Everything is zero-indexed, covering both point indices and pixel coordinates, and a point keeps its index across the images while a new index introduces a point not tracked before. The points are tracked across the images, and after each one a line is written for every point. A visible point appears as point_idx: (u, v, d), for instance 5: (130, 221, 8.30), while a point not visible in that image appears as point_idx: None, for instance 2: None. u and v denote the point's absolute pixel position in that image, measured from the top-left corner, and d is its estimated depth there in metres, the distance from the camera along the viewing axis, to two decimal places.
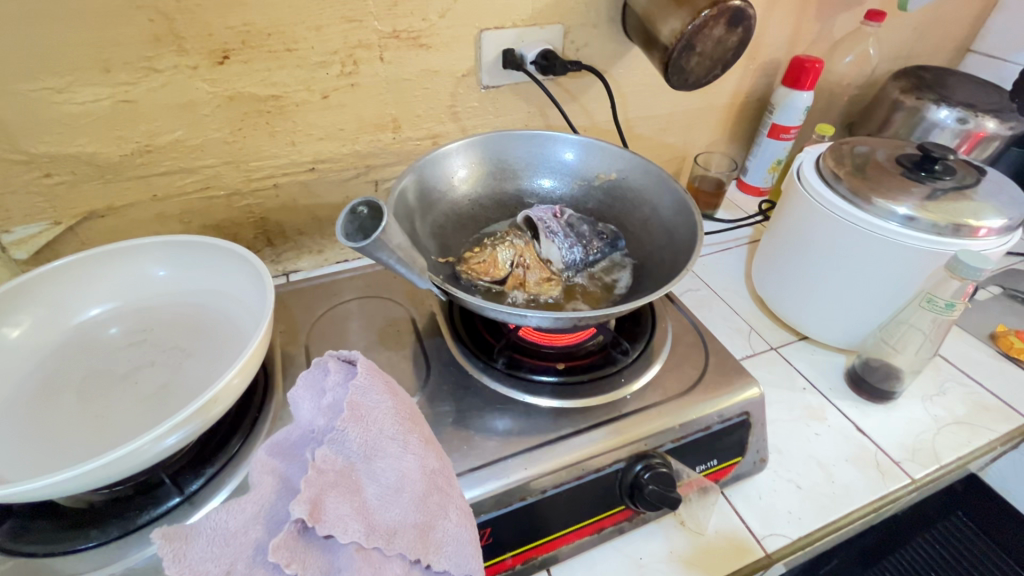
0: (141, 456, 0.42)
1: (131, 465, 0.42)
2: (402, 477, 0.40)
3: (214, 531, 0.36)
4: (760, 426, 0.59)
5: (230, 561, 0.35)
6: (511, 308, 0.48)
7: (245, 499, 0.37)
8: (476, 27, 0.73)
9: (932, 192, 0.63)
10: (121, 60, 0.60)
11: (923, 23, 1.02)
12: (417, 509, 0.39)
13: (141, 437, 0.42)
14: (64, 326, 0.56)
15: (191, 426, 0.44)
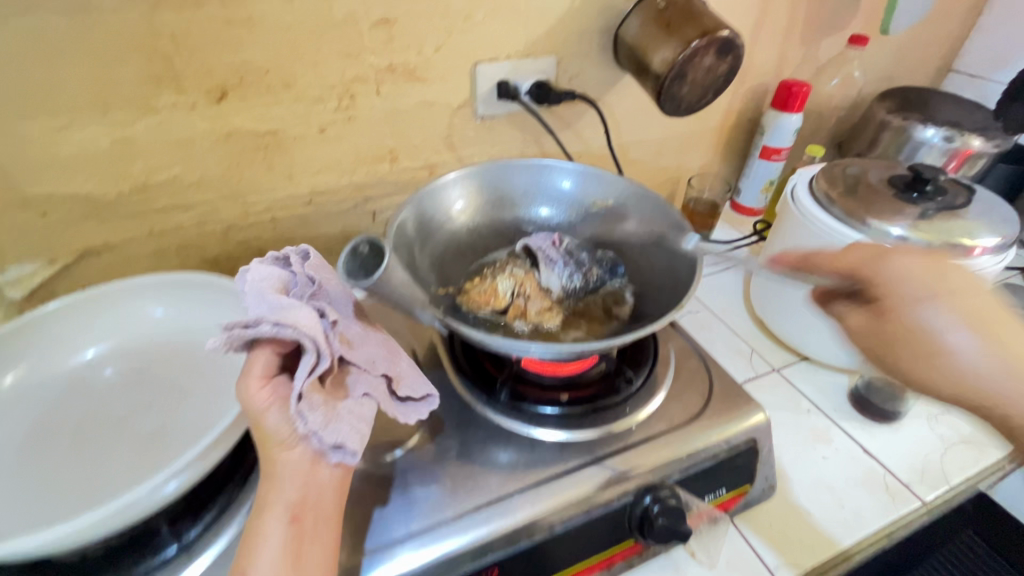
0: (142, 503, 0.41)
1: (129, 516, 0.41)
2: (365, 327, 0.53)
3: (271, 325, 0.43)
4: (767, 452, 0.58)
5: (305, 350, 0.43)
6: (512, 341, 0.48)
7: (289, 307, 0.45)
8: (470, 60, 0.74)
9: (925, 213, 0.65)
10: (120, 99, 0.60)
11: (904, 46, 1.05)
12: (382, 350, 0.52)
13: (139, 486, 0.41)
14: (58, 369, 0.55)
15: (191, 473, 0.44)
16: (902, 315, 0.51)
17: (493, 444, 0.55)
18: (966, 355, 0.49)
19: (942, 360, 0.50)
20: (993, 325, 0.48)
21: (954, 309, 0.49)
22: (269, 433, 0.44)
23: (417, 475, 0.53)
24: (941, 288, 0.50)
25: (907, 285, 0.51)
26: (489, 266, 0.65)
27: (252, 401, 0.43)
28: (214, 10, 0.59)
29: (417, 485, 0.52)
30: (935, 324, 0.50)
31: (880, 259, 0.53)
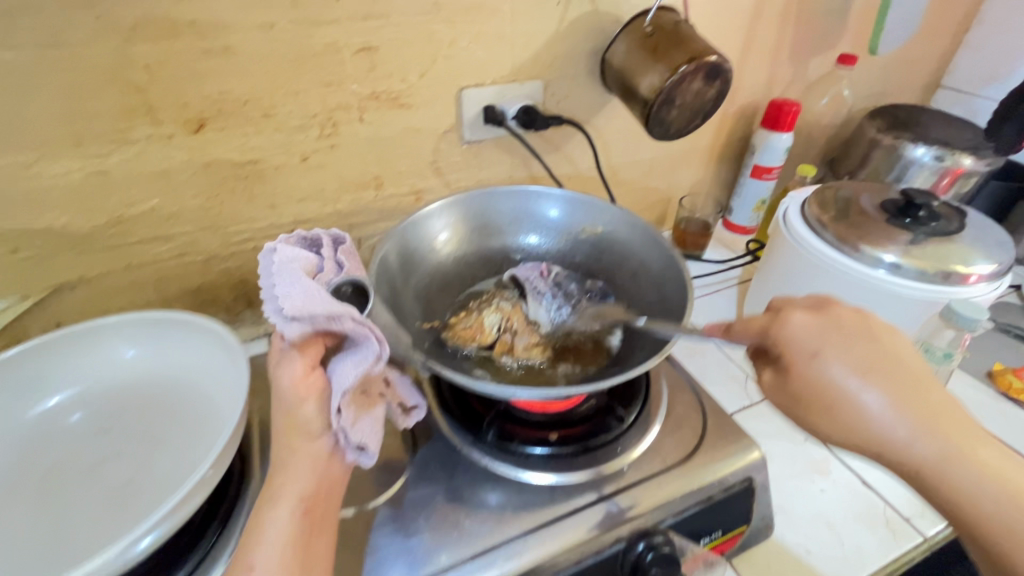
0: (111, 567, 0.39)
1: None
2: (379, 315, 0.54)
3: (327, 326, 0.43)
4: (764, 489, 0.57)
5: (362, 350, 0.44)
6: (497, 387, 0.47)
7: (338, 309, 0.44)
8: (455, 86, 0.73)
9: (917, 239, 0.64)
10: (93, 132, 0.59)
11: (893, 63, 1.04)
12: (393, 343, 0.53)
13: (108, 548, 0.40)
14: (23, 417, 0.53)
15: (164, 528, 0.42)
16: (801, 371, 0.43)
17: (482, 486, 0.54)
18: (881, 416, 0.40)
19: (835, 417, 0.42)
20: (907, 381, 0.40)
21: (842, 363, 0.41)
22: (301, 421, 0.45)
23: (402, 522, 0.51)
24: (852, 336, 0.42)
25: (799, 339, 0.43)
26: (476, 300, 0.64)
27: (294, 384, 0.44)
28: (190, 41, 0.57)
29: (403, 534, 0.50)
30: (831, 379, 0.41)
31: (777, 317, 0.45)
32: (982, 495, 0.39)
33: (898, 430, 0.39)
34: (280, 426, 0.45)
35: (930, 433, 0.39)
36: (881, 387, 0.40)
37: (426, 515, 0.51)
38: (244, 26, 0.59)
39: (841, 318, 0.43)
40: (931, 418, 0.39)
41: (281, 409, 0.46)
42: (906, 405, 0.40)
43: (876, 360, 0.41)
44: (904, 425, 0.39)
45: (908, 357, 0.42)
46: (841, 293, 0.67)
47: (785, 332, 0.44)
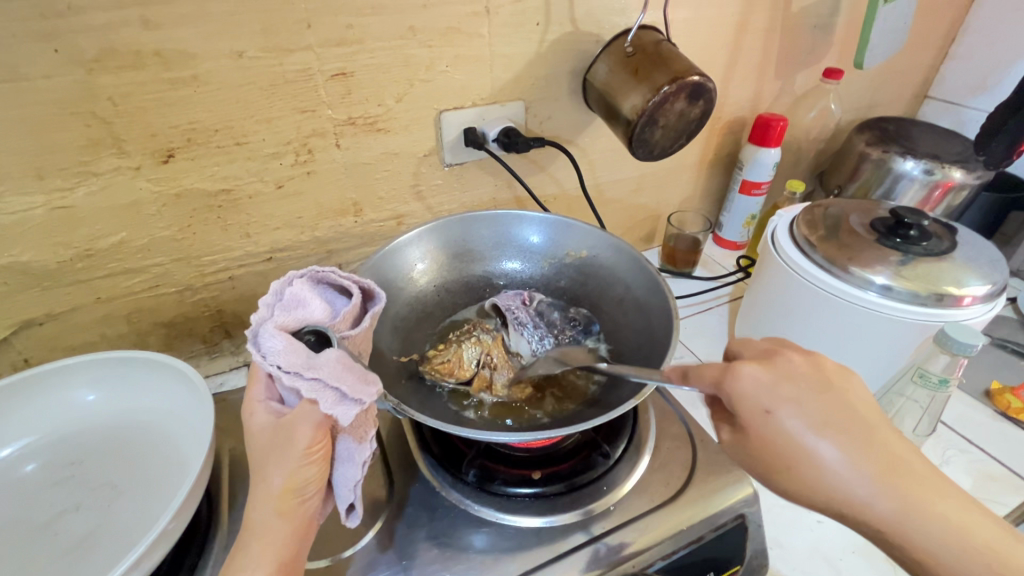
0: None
1: None
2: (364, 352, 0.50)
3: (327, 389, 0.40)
4: (756, 524, 0.55)
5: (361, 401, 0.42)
6: (477, 431, 0.46)
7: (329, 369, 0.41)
8: (434, 109, 0.72)
9: (909, 259, 0.62)
10: (56, 165, 0.57)
11: (880, 76, 1.04)
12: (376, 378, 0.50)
13: None
14: None
15: None
16: (758, 428, 0.41)
17: (463, 530, 0.51)
18: (838, 472, 0.39)
19: (795, 475, 0.40)
20: (862, 433, 0.39)
21: (797, 417, 0.40)
22: (300, 484, 0.41)
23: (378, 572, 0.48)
24: (806, 387, 0.41)
25: (753, 396, 0.40)
26: (456, 331, 0.63)
27: (302, 450, 0.41)
28: (156, 71, 0.56)
29: None
30: (788, 435, 0.40)
31: (726, 370, 0.42)
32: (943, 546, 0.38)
33: (857, 486, 0.38)
34: (274, 485, 0.41)
35: (888, 486, 0.38)
36: (836, 441, 0.39)
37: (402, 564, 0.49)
38: (212, 54, 0.57)
39: (792, 369, 0.41)
40: (887, 471, 0.38)
41: (277, 468, 0.41)
42: (859, 458, 0.39)
43: (831, 412, 0.40)
44: (861, 479, 0.38)
45: (859, 406, 0.41)
46: (830, 315, 0.65)
47: (738, 388, 0.41)
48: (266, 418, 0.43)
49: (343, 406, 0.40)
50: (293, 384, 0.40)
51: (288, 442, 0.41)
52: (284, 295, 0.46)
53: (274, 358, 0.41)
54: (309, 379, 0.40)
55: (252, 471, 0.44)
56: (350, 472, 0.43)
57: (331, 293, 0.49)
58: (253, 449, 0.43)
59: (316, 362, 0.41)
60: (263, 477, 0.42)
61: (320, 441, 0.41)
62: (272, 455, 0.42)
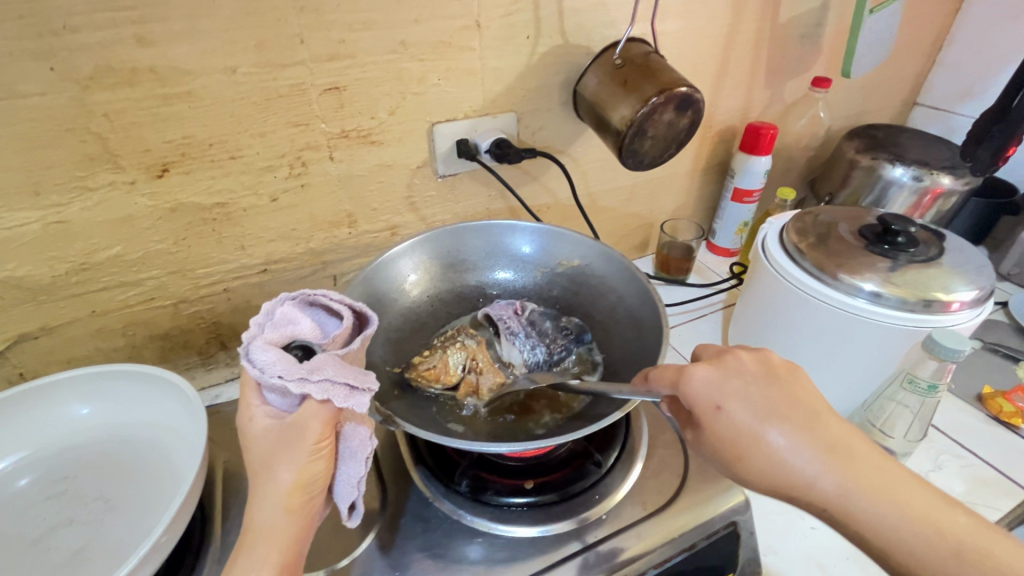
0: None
1: None
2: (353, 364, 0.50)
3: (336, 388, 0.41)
4: (749, 531, 0.55)
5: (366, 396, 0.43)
6: (467, 443, 0.46)
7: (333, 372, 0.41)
8: (427, 121, 0.72)
9: (895, 266, 0.64)
10: (52, 181, 0.57)
11: (868, 84, 1.05)
12: None
13: None
14: None
15: None
16: (715, 424, 0.44)
17: (455, 541, 0.51)
18: (788, 456, 0.41)
19: (748, 464, 0.43)
20: (807, 419, 0.42)
21: (745, 410, 0.43)
22: (308, 480, 0.42)
23: None
24: (750, 383, 0.44)
25: (703, 395, 0.44)
26: (440, 337, 0.63)
27: (312, 445, 0.42)
28: (151, 88, 0.57)
29: None
30: (739, 429, 0.43)
31: (679, 373, 0.46)
32: (897, 528, 0.39)
33: (808, 469, 0.41)
34: (282, 482, 0.42)
35: (838, 466, 0.40)
36: (781, 428, 0.42)
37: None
38: (206, 71, 0.58)
39: (738, 367, 0.45)
40: (834, 452, 0.41)
41: (287, 465, 0.42)
42: (805, 442, 0.41)
43: (777, 402, 0.43)
44: (811, 462, 0.41)
45: (805, 395, 0.44)
46: (818, 321, 0.66)
47: (690, 389, 0.45)
48: (268, 421, 0.43)
49: (357, 397, 0.42)
50: (300, 390, 0.40)
51: (298, 438, 0.42)
52: (275, 314, 0.45)
53: (276, 369, 0.41)
54: (316, 381, 0.40)
55: (253, 473, 0.44)
56: (353, 468, 0.45)
57: (320, 309, 0.49)
58: (255, 450, 0.43)
59: (320, 364, 0.41)
60: (269, 476, 0.42)
61: (327, 435, 0.42)
62: (280, 452, 0.42)
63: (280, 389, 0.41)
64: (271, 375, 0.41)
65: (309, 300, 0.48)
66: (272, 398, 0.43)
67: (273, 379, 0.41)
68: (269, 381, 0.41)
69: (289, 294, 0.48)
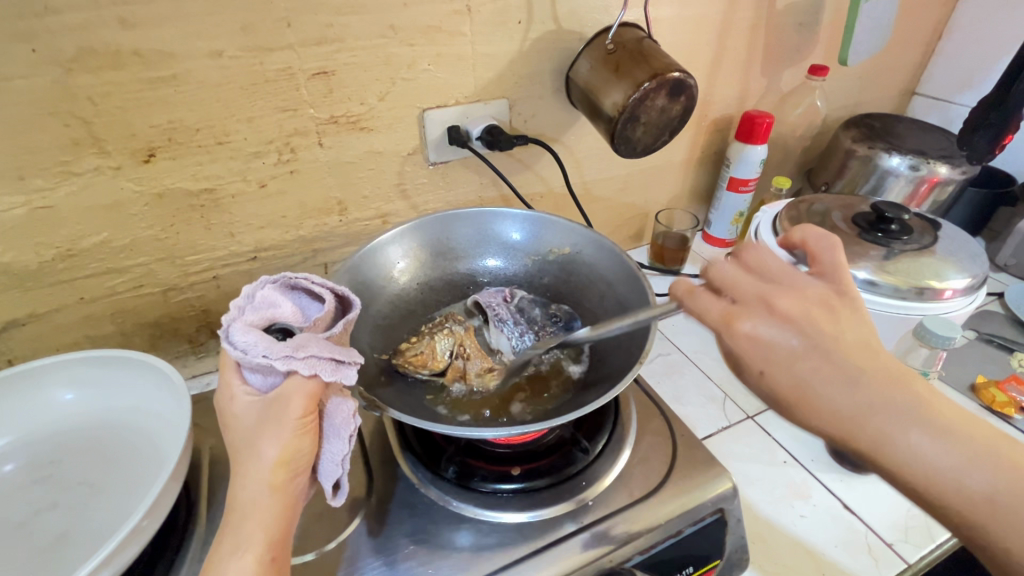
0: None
1: None
2: None
3: (322, 365, 0.42)
4: (737, 519, 0.55)
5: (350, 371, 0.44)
6: (450, 428, 0.46)
7: (318, 350, 0.42)
8: (417, 108, 0.72)
9: (888, 254, 0.63)
10: (36, 166, 0.57)
11: (866, 73, 1.04)
12: None
13: None
14: None
15: None
16: (771, 374, 0.42)
17: (440, 528, 0.51)
18: (848, 407, 0.40)
19: (809, 419, 0.41)
20: (862, 367, 0.40)
21: (802, 359, 0.42)
22: (293, 457, 0.42)
23: (355, 570, 0.48)
24: (803, 330, 0.42)
25: (749, 356, 0.43)
26: (428, 324, 0.64)
27: (296, 419, 0.41)
28: (136, 71, 0.56)
29: None
30: (796, 379, 0.42)
31: (726, 325, 0.44)
32: (962, 472, 0.38)
33: (868, 413, 0.39)
34: (266, 459, 0.41)
35: (894, 409, 0.39)
36: (840, 374, 0.40)
37: (379, 562, 0.48)
38: (191, 54, 0.57)
39: (790, 313, 0.43)
40: (891, 395, 0.40)
41: (271, 440, 0.41)
42: (868, 388, 0.40)
43: (833, 346, 0.41)
44: (875, 407, 0.40)
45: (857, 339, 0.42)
46: None
47: (737, 348, 0.43)
48: (251, 399, 0.43)
49: (343, 371, 0.43)
50: (287, 366, 0.41)
51: (280, 413, 0.41)
52: (256, 298, 0.46)
53: (261, 348, 0.41)
54: (303, 357, 0.41)
55: (237, 452, 0.43)
56: (338, 445, 0.44)
57: (303, 293, 0.49)
58: (239, 428, 0.43)
59: (304, 342, 0.42)
60: (252, 454, 0.41)
61: (312, 410, 0.42)
62: (264, 429, 0.42)
63: (263, 369, 0.42)
64: (256, 354, 0.41)
65: (290, 284, 0.48)
66: (252, 378, 0.43)
67: (259, 357, 0.41)
68: (254, 360, 0.41)
69: (269, 279, 0.48)
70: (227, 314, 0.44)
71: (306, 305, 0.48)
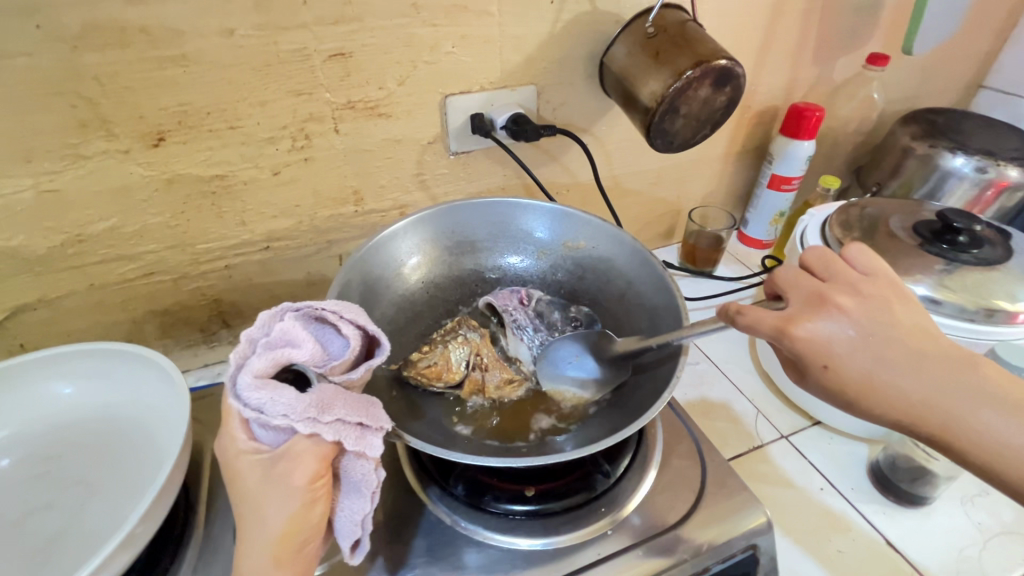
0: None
1: None
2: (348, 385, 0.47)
3: (345, 432, 0.38)
4: (770, 556, 0.51)
5: (375, 433, 0.40)
6: (465, 455, 0.43)
7: (341, 416, 0.38)
8: (439, 93, 0.67)
9: (953, 269, 0.57)
10: (43, 148, 0.54)
11: (930, 63, 0.95)
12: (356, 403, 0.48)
13: None
14: None
15: None
16: (829, 372, 0.40)
17: (448, 548, 0.48)
18: (900, 387, 0.40)
19: (867, 407, 0.40)
20: (916, 351, 0.40)
21: (862, 355, 0.40)
22: (301, 527, 0.38)
23: None
24: (859, 328, 0.40)
25: (811, 352, 0.41)
26: (438, 330, 0.62)
27: (304, 487, 0.38)
28: (143, 49, 0.53)
29: None
30: (860, 375, 0.40)
31: (784, 329, 0.41)
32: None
33: (923, 393, 0.39)
34: (272, 530, 0.38)
35: (947, 385, 0.39)
36: (901, 367, 0.39)
37: None
38: (201, 32, 0.54)
39: (844, 309, 0.41)
40: (943, 372, 0.39)
41: (277, 510, 0.38)
42: (929, 375, 0.39)
43: (893, 340, 0.40)
44: (938, 395, 0.39)
45: (912, 328, 0.41)
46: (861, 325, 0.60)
47: (796, 347, 0.41)
48: (256, 458, 0.39)
49: (368, 439, 0.40)
50: (311, 431, 0.37)
51: (286, 483, 0.38)
52: (273, 332, 0.42)
53: (281, 406, 0.38)
54: (328, 422, 0.38)
55: (242, 515, 0.40)
56: (359, 504, 0.40)
57: (326, 325, 0.46)
58: (242, 488, 0.39)
59: (330, 402, 0.39)
60: (258, 520, 0.39)
61: (322, 474, 0.38)
62: (270, 494, 0.38)
63: (278, 426, 0.38)
64: (274, 413, 0.38)
65: (315, 314, 0.45)
66: (262, 433, 0.39)
67: (277, 417, 0.38)
68: (272, 420, 0.38)
69: (292, 307, 0.45)
70: (238, 350, 0.40)
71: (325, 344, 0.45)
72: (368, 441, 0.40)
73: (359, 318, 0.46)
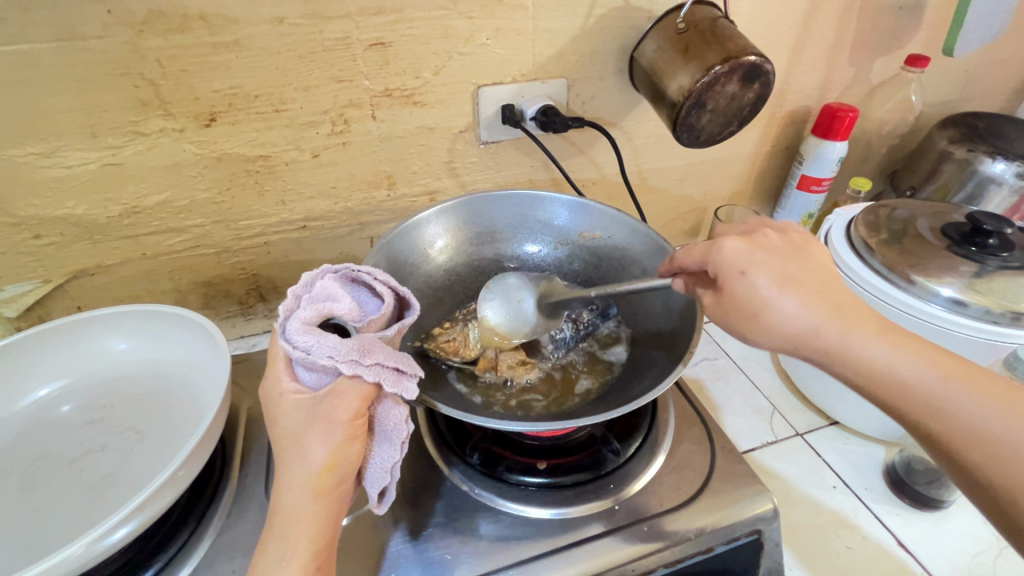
0: (84, 558, 0.40)
1: (72, 568, 0.40)
2: None
3: (379, 377, 0.41)
4: (773, 542, 0.53)
5: (406, 380, 0.43)
6: (495, 421, 0.45)
7: (377, 362, 0.41)
8: (473, 84, 0.70)
9: (983, 271, 0.56)
10: (108, 124, 0.59)
11: (975, 66, 0.92)
12: None
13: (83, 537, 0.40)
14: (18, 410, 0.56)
15: (144, 517, 0.43)
16: (729, 290, 0.45)
17: (462, 513, 0.51)
18: (794, 313, 0.43)
19: (762, 323, 0.44)
20: (817, 288, 0.44)
21: (767, 276, 0.44)
22: (340, 462, 0.41)
23: (385, 547, 0.49)
24: (779, 257, 0.45)
25: (729, 261, 0.45)
26: (462, 313, 0.66)
27: (347, 421, 0.40)
28: (201, 35, 0.57)
29: (377, 554, 0.48)
30: (765, 292, 0.44)
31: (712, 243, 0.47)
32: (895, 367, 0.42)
33: (815, 322, 0.43)
34: (314, 464, 0.40)
35: (834, 314, 0.43)
36: (799, 291, 0.44)
37: (400, 539, 0.49)
38: (254, 20, 0.58)
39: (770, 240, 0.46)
40: (834, 310, 0.44)
41: (319, 443, 0.40)
42: (822, 306, 0.43)
43: (800, 273, 0.45)
44: (824, 322, 0.43)
45: (825, 271, 0.46)
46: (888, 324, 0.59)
47: (716, 257, 0.46)
48: (298, 398, 0.42)
49: (404, 382, 0.43)
50: (353, 371, 0.40)
51: (330, 418, 0.40)
52: (314, 288, 0.45)
53: (326, 348, 0.40)
54: (369, 364, 0.40)
55: (282, 452, 0.42)
56: (389, 452, 0.43)
57: (362, 287, 0.48)
58: (285, 427, 0.42)
59: (369, 348, 0.41)
60: (299, 455, 0.41)
61: (363, 412, 0.41)
62: (312, 431, 0.41)
63: (323, 369, 0.41)
64: (320, 354, 0.40)
65: (351, 276, 0.48)
66: (306, 377, 0.42)
67: (323, 358, 0.40)
68: (318, 361, 0.40)
69: (332, 268, 0.48)
70: (284, 304, 0.44)
71: (363, 304, 0.47)
72: (399, 387, 0.42)
73: (393, 282, 0.49)
